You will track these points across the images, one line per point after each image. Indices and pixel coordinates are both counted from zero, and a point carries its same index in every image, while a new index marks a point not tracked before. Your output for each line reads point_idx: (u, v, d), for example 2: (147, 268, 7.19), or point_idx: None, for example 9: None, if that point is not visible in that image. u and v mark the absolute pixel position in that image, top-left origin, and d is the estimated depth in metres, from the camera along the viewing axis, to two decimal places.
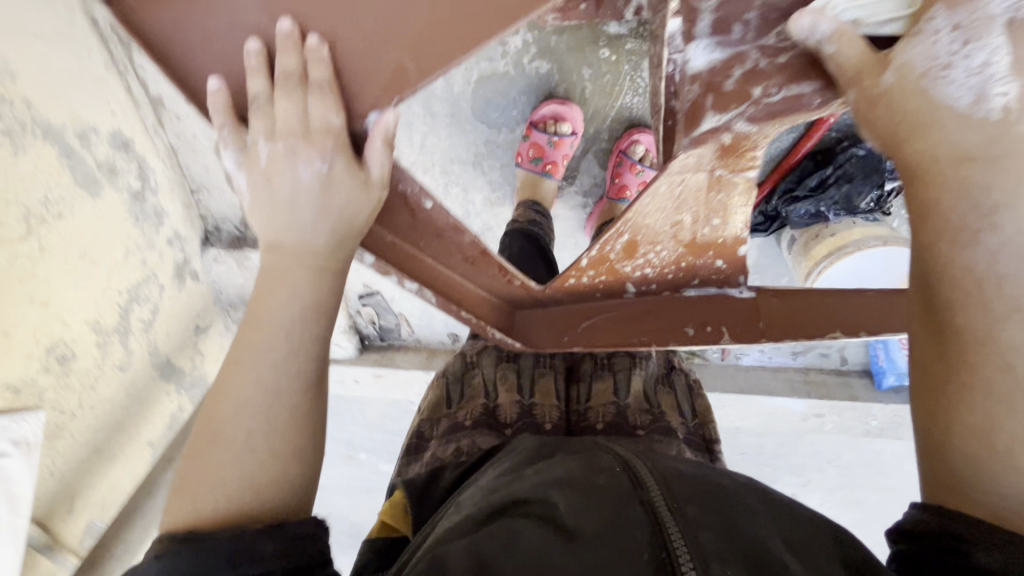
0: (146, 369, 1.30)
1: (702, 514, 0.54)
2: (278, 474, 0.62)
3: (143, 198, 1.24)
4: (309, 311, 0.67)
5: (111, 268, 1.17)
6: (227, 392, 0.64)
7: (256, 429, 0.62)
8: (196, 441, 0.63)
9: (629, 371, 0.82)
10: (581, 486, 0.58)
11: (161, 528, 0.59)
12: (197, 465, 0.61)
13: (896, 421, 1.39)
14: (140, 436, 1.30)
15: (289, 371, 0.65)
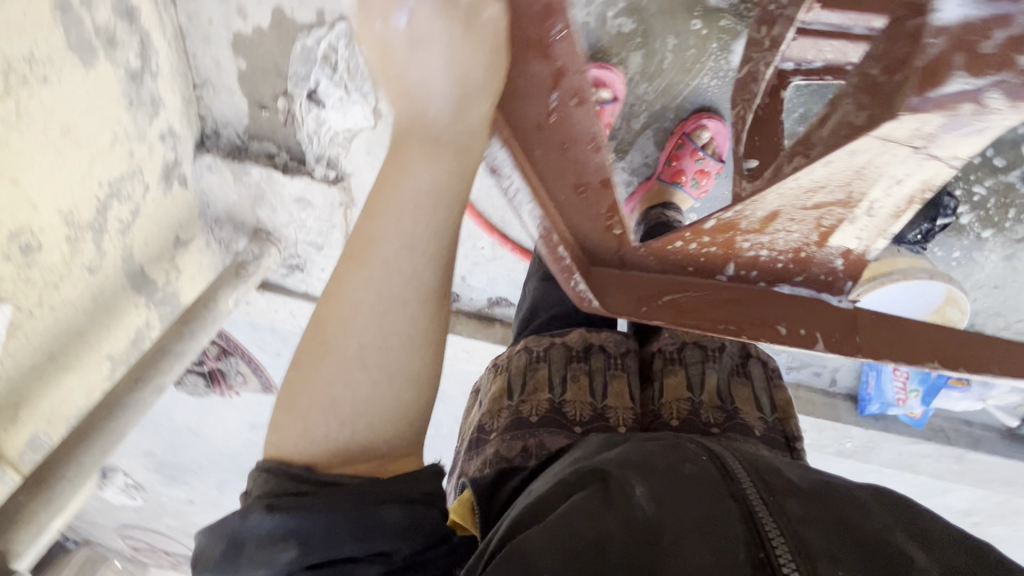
0: (117, 276, 1.15)
1: (804, 511, 0.54)
2: (392, 397, 0.55)
3: (140, 80, 1.08)
4: (433, 200, 0.55)
5: (94, 153, 1.02)
6: (339, 295, 0.55)
7: (370, 344, 0.54)
8: (306, 348, 0.56)
9: (702, 367, 0.82)
10: (666, 474, 0.58)
11: (275, 445, 0.54)
12: (311, 381, 0.55)
13: (867, 445, 1.46)
14: (100, 348, 1.14)
15: (404, 276, 0.55)
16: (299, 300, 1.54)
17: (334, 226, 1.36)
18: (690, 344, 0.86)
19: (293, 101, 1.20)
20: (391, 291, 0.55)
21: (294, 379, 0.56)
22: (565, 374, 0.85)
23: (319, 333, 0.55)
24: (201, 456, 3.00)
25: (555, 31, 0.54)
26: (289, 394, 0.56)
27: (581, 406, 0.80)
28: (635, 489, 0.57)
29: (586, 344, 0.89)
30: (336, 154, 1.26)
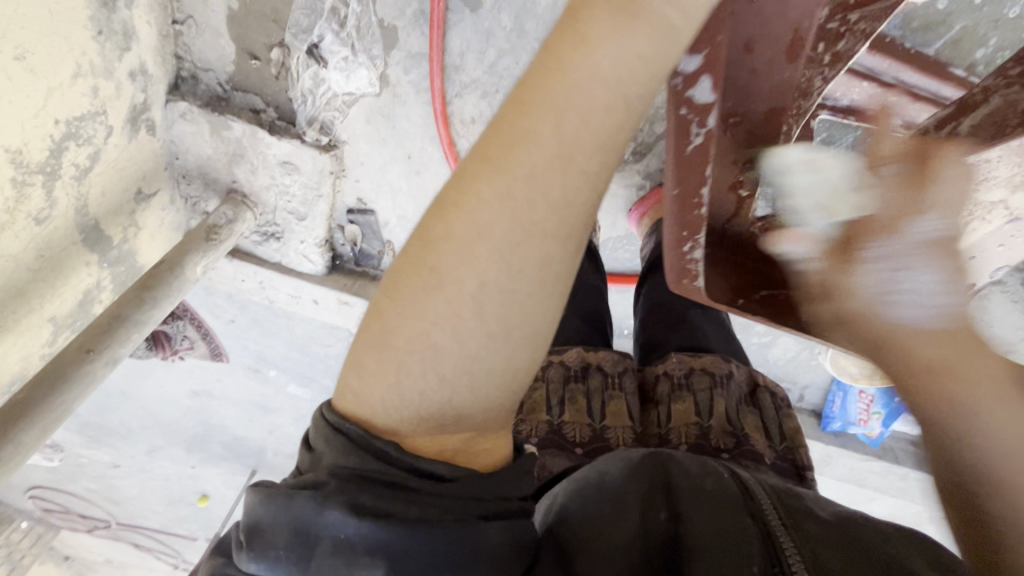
0: (68, 230, 1.01)
1: (825, 532, 0.48)
2: (502, 360, 0.44)
3: (113, 6, 0.94)
4: (609, 96, 0.43)
5: (53, 86, 0.88)
6: (460, 206, 0.43)
7: (491, 278, 0.42)
8: (405, 274, 0.45)
9: (710, 393, 0.77)
10: (677, 485, 0.53)
11: (355, 386, 0.45)
12: (409, 313, 0.44)
13: (824, 458, 1.54)
14: (42, 310, 1.01)
15: (550, 200, 0.43)
16: (270, 272, 1.42)
17: (320, 197, 1.26)
18: (697, 369, 0.80)
19: (290, 54, 1.08)
20: (530, 213, 0.42)
21: (387, 300, 0.45)
22: (563, 396, 0.81)
23: (426, 250, 0.44)
24: (132, 419, 2.79)
25: None
26: (376, 317, 0.45)
27: (581, 427, 0.77)
28: (650, 505, 0.52)
29: (585, 364, 0.86)
30: (330, 119, 1.14)
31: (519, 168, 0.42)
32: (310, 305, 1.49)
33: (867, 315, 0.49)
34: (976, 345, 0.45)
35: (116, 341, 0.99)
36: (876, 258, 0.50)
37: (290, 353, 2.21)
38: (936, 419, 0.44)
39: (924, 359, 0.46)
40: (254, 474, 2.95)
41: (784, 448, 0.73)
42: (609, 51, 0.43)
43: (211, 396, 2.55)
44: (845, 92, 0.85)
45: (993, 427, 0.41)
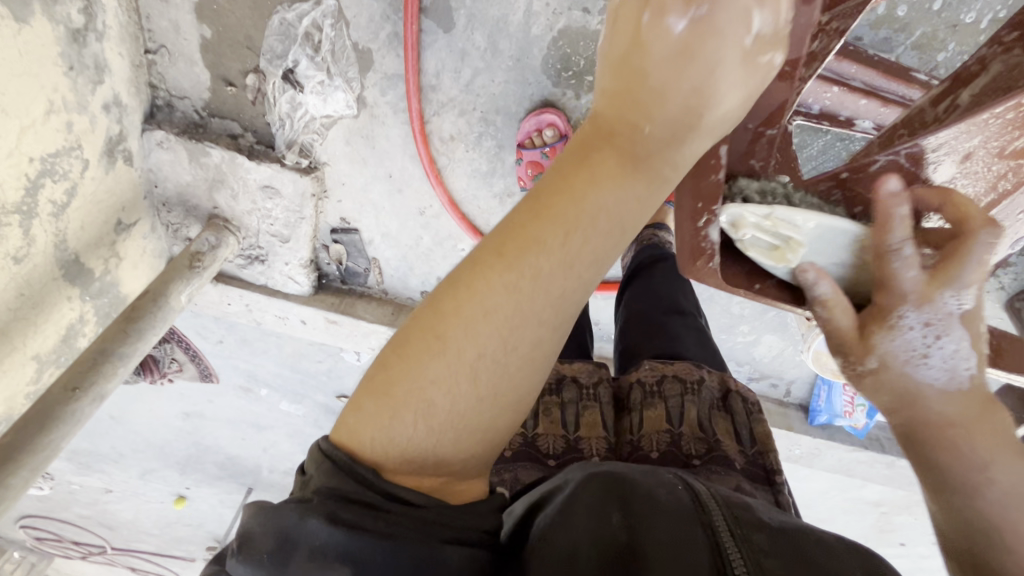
0: (48, 266, 1.00)
1: (771, 543, 0.44)
2: (489, 422, 0.44)
3: (84, 40, 0.94)
4: (628, 190, 0.42)
5: (25, 125, 0.87)
6: (470, 285, 0.42)
7: (488, 358, 0.42)
8: (412, 334, 0.43)
9: (681, 399, 0.75)
10: (632, 491, 0.49)
11: (346, 426, 0.44)
12: (408, 375, 0.43)
13: (813, 451, 1.57)
14: (25, 348, 1.00)
15: (551, 294, 0.42)
16: (256, 294, 1.42)
17: (304, 218, 1.26)
18: (670, 375, 0.78)
19: (265, 80, 1.08)
20: (527, 300, 0.42)
21: (393, 360, 0.44)
22: (537, 408, 0.79)
23: (434, 322, 0.43)
24: (122, 444, 2.76)
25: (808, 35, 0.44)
26: (380, 370, 0.44)
27: (554, 439, 0.74)
28: (605, 509, 0.48)
29: (558, 375, 0.82)
30: (309, 141, 1.15)
31: (530, 260, 0.41)
32: (298, 325, 1.49)
33: (883, 377, 0.45)
34: (982, 407, 0.43)
35: (102, 377, 0.98)
36: (910, 327, 0.43)
37: (281, 370, 2.20)
38: (955, 475, 0.42)
39: (938, 418, 0.44)
40: (251, 493, 2.94)
41: (754, 453, 0.71)
42: (627, 163, 0.42)
43: (203, 417, 2.53)
44: (815, 98, 0.83)
45: (1005, 484, 0.41)
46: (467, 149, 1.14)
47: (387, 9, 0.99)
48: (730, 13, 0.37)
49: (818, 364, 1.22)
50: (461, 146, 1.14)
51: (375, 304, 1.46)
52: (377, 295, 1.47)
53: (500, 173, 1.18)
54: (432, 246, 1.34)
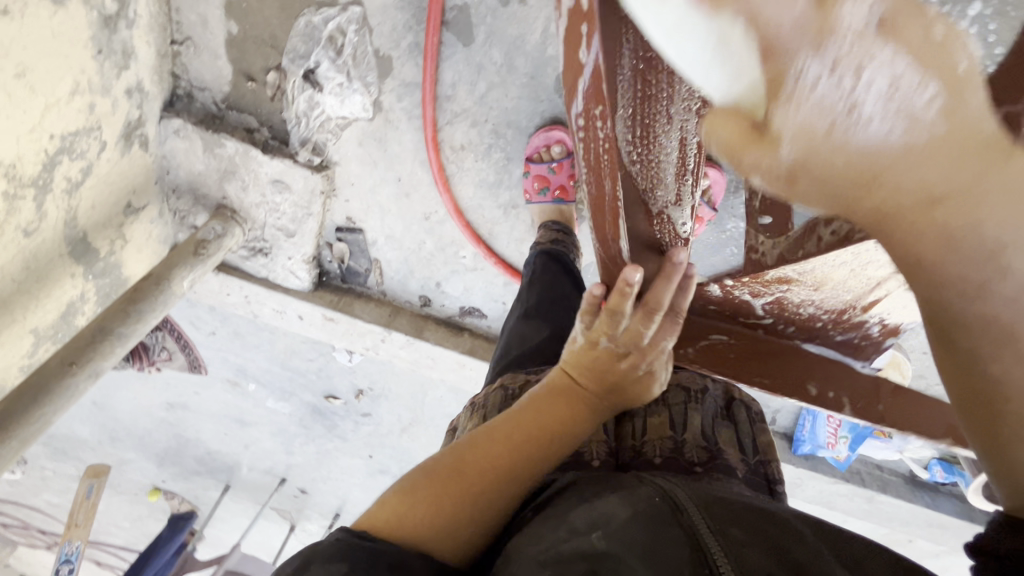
0: (56, 242, 1.01)
1: (749, 538, 0.48)
2: (475, 542, 0.57)
3: (115, 26, 0.97)
4: (589, 410, 0.65)
5: (50, 103, 0.89)
6: (488, 450, 0.60)
7: (496, 508, 0.58)
8: (440, 470, 0.58)
9: (685, 406, 0.77)
10: (616, 519, 0.50)
11: (377, 514, 0.56)
12: (434, 493, 0.56)
13: (795, 480, 1.59)
14: (25, 322, 1.01)
15: (537, 466, 0.61)
16: (256, 287, 1.43)
17: (310, 215, 1.29)
18: (674, 384, 0.81)
19: (286, 78, 1.12)
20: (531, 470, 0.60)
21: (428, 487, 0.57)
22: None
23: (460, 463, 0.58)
24: (101, 431, 2.72)
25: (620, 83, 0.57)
26: (412, 487, 0.57)
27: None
28: (588, 534, 0.49)
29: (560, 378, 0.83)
30: (323, 140, 1.19)
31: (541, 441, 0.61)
32: (295, 320, 1.50)
33: (816, 154, 0.32)
34: (990, 151, 0.30)
35: (99, 354, 0.99)
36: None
37: (270, 366, 2.19)
38: (937, 271, 0.32)
39: (915, 192, 0.31)
40: (227, 491, 2.89)
41: (756, 461, 0.73)
42: (591, 409, 0.65)
43: (186, 409, 2.51)
44: None
45: (1020, 285, 0.30)
46: (476, 159, 1.18)
47: (410, 20, 1.03)
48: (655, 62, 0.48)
49: None
50: (470, 156, 1.17)
51: (373, 304, 1.47)
52: (375, 296, 1.48)
53: (507, 185, 1.21)
54: (434, 251, 1.36)
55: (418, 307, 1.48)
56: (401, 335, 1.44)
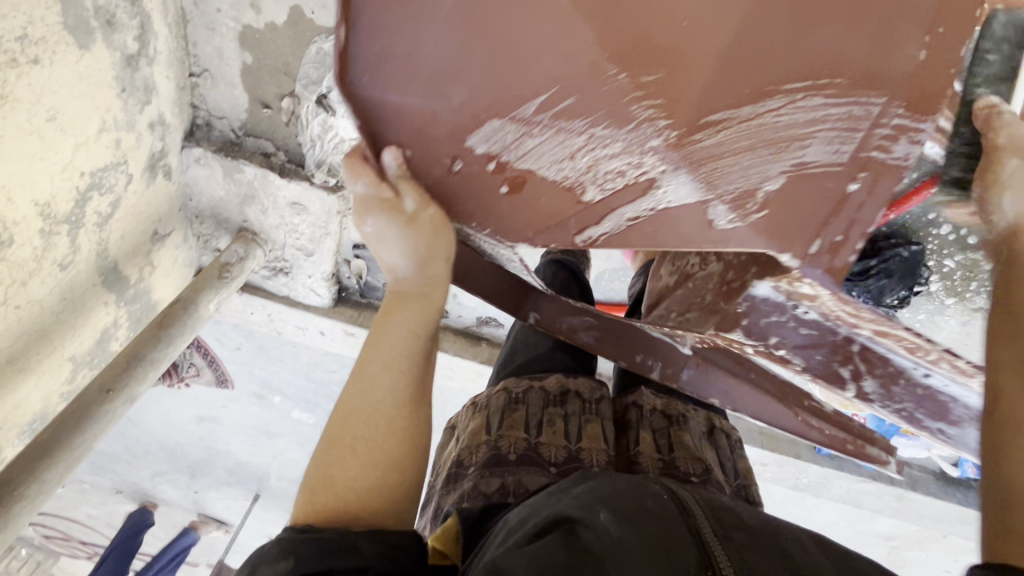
0: (90, 273, 1.06)
1: (753, 541, 0.53)
2: (377, 488, 0.64)
3: (136, 64, 1.00)
4: (412, 305, 0.68)
5: (80, 142, 0.93)
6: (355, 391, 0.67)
7: (375, 463, 0.65)
8: (331, 438, 0.66)
9: (672, 428, 0.88)
10: (627, 504, 0.55)
11: (302, 508, 0.64)
12: (332, 459, 0.65)
13: (822, 480, 1.57)
14: (63, 350, 1.06)
15: (387, 370, 0.67)
16: (279, 305, 1.48)
17: (328, 234, 1.32)
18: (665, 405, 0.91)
19: (300, 103, 1.15)
20: (384, 420, 0.66)
21: (316, 481, 0.65)
22: (543, 418, 0.84)
23: (330, 448, 0.66)
24: (135, 445, 2.81)
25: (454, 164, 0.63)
26: (322, 480, 0.64)
27: (557, 449, 0.79)
28: (594, 510, 0.54)
29: (563, 389, 0.89)
30: (338, 161, 1.21)
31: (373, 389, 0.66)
32: (316, 336, 1.55)
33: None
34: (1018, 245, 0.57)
35: (134, 381, 1.03)
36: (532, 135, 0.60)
37: (295, 379, 2.25)
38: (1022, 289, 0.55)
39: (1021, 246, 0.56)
40: (258, 499, 2.97)
41: (739, 484, 0.85)
42: (412, 309, 0.68)
43: (216, 421, 2.58)
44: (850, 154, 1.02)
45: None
46: None
47: None
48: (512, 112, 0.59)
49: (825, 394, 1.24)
50: None
51: None
52: None
53: None
54: None
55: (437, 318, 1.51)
56: None
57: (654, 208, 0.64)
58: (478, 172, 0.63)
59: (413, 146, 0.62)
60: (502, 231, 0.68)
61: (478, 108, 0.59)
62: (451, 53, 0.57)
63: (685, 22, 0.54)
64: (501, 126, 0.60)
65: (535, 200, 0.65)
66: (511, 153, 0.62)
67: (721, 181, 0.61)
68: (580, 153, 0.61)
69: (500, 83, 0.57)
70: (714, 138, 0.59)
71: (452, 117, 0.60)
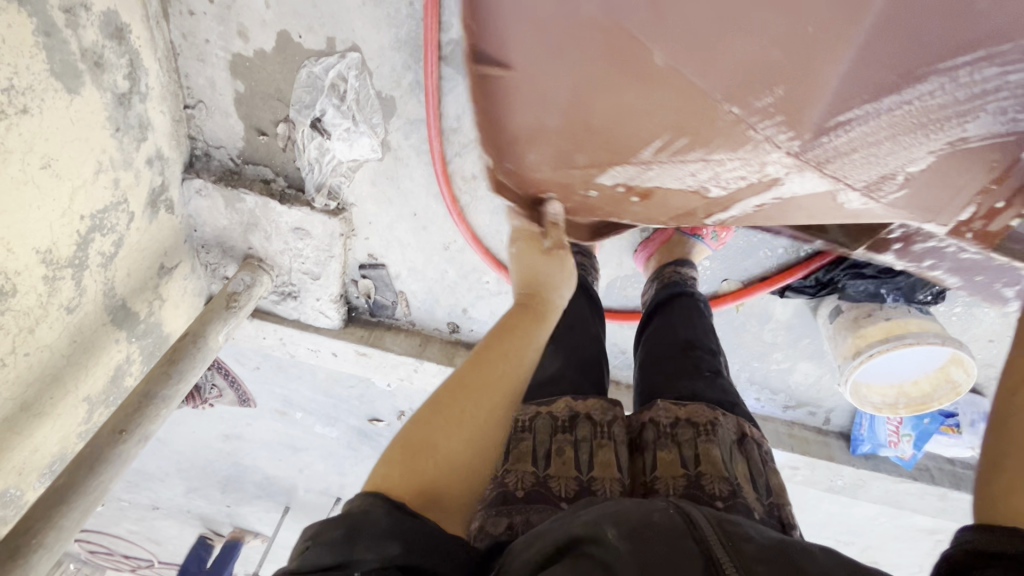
0: (98, 313, 1.06)
1: (761, 552, 0.50)
2: (478, 473, 0.63)
3: (129, 102, 0.99)
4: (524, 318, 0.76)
5: (77, 186, 0.93)
6: (478, 369, 0.69)
7: (487, 449, 0.64)
8: (437, 406, 0.65)
9: (696, 442, 0.80)
10: (632, 522, 0.52)
11: (382, 472, 0.59)
12: (436, 428, 0.63)
13: (857, 482, 1.50)
14: (77, 392, 1.07)
15: (510, 365, 0.70)
16: (290, 329, 1.47)
17: (333, 256, 1.30)
18: (683, 419, 0.83)
19: (295, 128, 1.12)
20: (498, 409, 0.66)
21: (415, 443, 0.61)
22: (551, 447, 0.81)
23: (436, 412, 0.64)
24: (167, 464, 2.87)
25: (589, 193, 0.97)
26: (417, 446, 0.61)
27: (567, 482, 0.76)
28: (600, 529, 0.52)
29: (572, 413, 0.85)
30: (337, 183, 1.20)
31: (495, 374, 0.68)
32: (329, 357, 1.54)
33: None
34: None
35: (147, 420, 1.03)
36: (650, 146, 0.84)
37: (314, 395, 2.25)
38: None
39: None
40: (288, 512, 3.00)
41: (772, 503, 0.79)
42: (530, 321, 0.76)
43: (241, 439, 2.61)
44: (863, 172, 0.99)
45: None
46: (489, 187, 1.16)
47: (409, 59, 1.00)
48: (653, 134, 0.82)
49: (857, 397, 1.17)
50: (483, 185, 1.16)
51: (402, 335, 1.49)
52: (404, 327, 1.50)
53: None
54: (456, 280, 1.36)
55: (448, 334, 1.49)
56: (433, 364, 1.44)
57: (780, 198, 0.90)
58: (610, 194, 0.96)
59: (610, 199, 0.97)
60: (657, 209, 0.99)
61: (608, 143, 0.85)
62: (563, 124, 0.83)
63: (807, 31, 0.64)
64: (625, 167, 0.89)
65: (675, 199, 0.95)
66: (646, 164, 0.88)
67: (853, 171, 0.80)
68: (703, 163, 0.86)
69: (620, 122, 0.81)
70: (846, 134, 0.74)
71: (605, 135, 0.83)
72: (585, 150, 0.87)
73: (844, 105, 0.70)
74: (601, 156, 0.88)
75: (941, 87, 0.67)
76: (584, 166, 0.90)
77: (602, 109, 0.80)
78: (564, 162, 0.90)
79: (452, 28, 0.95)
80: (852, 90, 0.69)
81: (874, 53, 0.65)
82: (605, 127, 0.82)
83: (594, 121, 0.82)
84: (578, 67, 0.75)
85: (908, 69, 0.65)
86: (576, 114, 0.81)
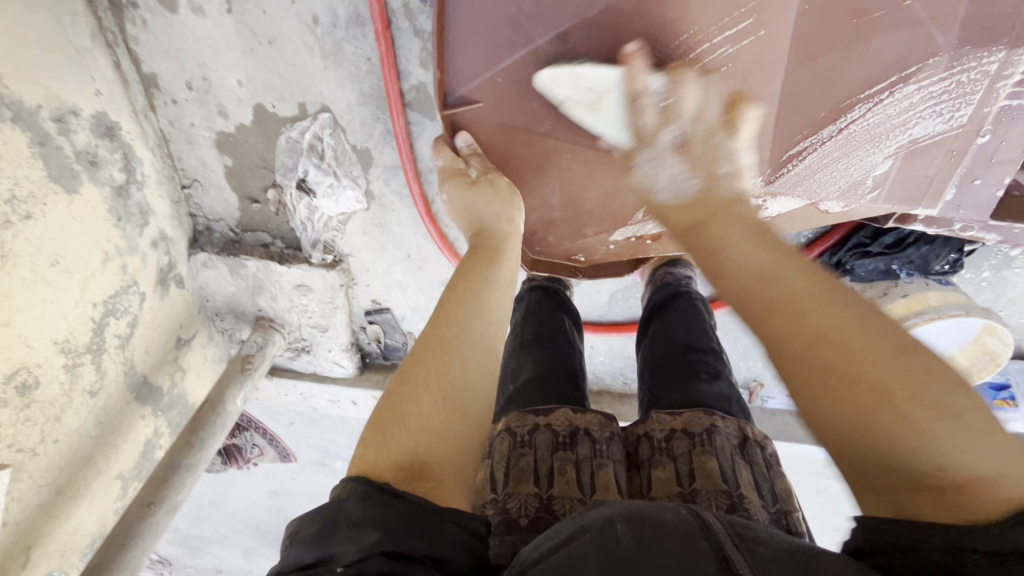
0: (121, 393, 1.12)
1: (776, 553, 0.46)
2: (458, 430, 0.60)
3: (127, 192, 1.06)
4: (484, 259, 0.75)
5: (86, 277, 1.00)
6: (438, 325, 0.66)
7: (462, 402, 0.62)
8: (407, 372, 0.62)
9: (691, 454, 0.77)
10: (648, 518, 0.49)
11: (359, 458, 0.57)
12: (403, 397, 0.61)
13: None
14: (110, 470, 1.12)
15: (466, 312, 0.68)
16: (308, 382, 1.51)
17: (337, 307, 1.34)
18: (678, 430, 0.80)
19: (284, 191, 1.17)
20: (466, 366, 0.64)
21: (386, 418, 0.59)
22: (552, 466, 0.79)
23: (404, 384, 0.62)
24: (224, 526, 2.94)
25: (590, 245, 1.01)
26: (387, 423, 0.59)
27: (570, 501, 0.74)
28: (610, 523, 0.49)
29: (573, 428, 0.83)
30: (331, 238, 1.24)
31: (456, 331, 0.66)
32: (349, 405, 1.57)
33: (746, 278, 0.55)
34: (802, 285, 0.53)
35: (173, 491, 1.07)
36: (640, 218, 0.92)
37: (350, 442, 2.28)
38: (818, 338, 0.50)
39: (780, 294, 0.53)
40: None
41: (777, 511, 0.74)
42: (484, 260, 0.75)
43: (288, 494, 2.66)
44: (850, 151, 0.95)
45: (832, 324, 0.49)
46: None
47: (376, 110, 1.04)
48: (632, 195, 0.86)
49: None
50: None
51: None
52: None
53: None
54: None
55: None
56: None
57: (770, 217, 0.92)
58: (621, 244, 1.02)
59: (621, 246, 1.03)
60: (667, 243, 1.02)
61: (598, 210, 0.91)
62: (555, 197, 0.89)
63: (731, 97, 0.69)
64: (626, 227, 0.96)
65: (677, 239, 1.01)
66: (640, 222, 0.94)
67: (821, 190, 0.83)
68: None
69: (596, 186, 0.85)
70: (801, 164, 0.77)
71: (588, 196, 0.88)
72: (566, 211, 0.92)
73: (790, 142, 0.74)
74: (589, 222, 0.94)
75: (872, 108, 0.69)
76: (577, 227, 0.95)
77: (582, 189, 0.86)
78: (560, 229, 0.96)
79: (410, 75, 0.98)
80: (782, 144, 0.74)
81: (794, 105, 0.69)
82: (585, 191, 0.87)
83: (573, 192, 0.87)
84: (548, 155, 0.81)
85: (836, 103, 0.68)
86: (555, 187, 0.87)
